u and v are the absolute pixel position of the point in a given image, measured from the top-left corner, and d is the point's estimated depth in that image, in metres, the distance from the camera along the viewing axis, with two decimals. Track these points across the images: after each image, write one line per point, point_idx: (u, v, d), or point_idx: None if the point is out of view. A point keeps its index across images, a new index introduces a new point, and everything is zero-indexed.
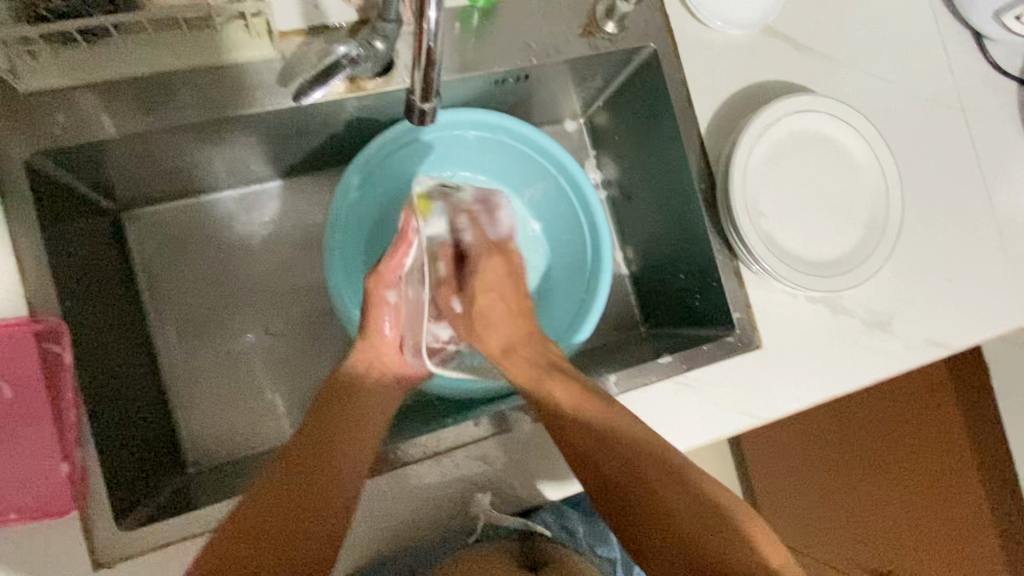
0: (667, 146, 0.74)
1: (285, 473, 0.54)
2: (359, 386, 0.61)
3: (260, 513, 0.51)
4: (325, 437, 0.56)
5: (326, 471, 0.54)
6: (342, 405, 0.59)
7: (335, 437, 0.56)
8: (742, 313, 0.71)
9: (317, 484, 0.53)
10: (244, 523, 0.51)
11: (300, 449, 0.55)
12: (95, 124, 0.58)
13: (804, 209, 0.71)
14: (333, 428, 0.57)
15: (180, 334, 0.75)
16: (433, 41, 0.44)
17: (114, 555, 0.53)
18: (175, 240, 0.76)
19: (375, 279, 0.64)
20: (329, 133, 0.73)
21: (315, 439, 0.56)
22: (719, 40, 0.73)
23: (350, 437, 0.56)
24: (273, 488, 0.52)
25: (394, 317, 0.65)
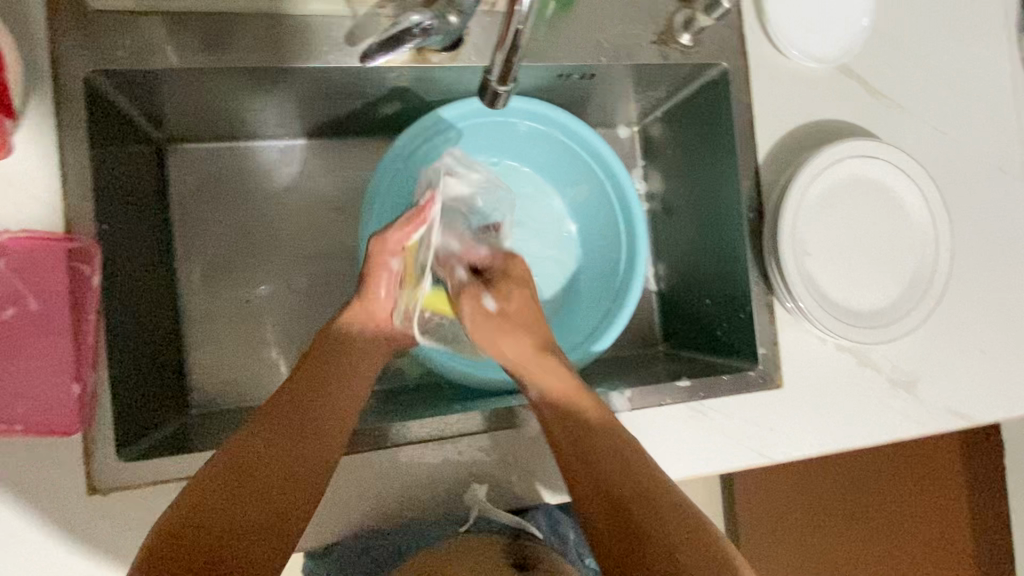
0: (720, 168, 0.73)
1: (270, 422, 0.51)
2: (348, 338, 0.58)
3: (235, 467, 0.48)
4: (310, 395, 0.54)
5: (312, 442, 0.51)
6: (324, 363, 0.56)
7: (319, 388, 0.54)
8: (768, 349, 0.69)
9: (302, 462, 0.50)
10: (214, 478, 0.47)
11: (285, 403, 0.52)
12: (158, 52, 0.57)
13: (850, 256, 0.69)
14: (321, 387, 0.54)
15: (205, 275, 0.75)
16: (521, 30, 0.45)
17: (111, 483, 0.53)
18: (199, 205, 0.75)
19: (378, 245, 0.59)
20: (386, 99, 0.72)
21: (297, 394, 0.53)
22: (791, 70, 0.71)
23: (339, 378, 0.55)
24: (244, 447, 0.49)
25: (393, 283, 0.60)
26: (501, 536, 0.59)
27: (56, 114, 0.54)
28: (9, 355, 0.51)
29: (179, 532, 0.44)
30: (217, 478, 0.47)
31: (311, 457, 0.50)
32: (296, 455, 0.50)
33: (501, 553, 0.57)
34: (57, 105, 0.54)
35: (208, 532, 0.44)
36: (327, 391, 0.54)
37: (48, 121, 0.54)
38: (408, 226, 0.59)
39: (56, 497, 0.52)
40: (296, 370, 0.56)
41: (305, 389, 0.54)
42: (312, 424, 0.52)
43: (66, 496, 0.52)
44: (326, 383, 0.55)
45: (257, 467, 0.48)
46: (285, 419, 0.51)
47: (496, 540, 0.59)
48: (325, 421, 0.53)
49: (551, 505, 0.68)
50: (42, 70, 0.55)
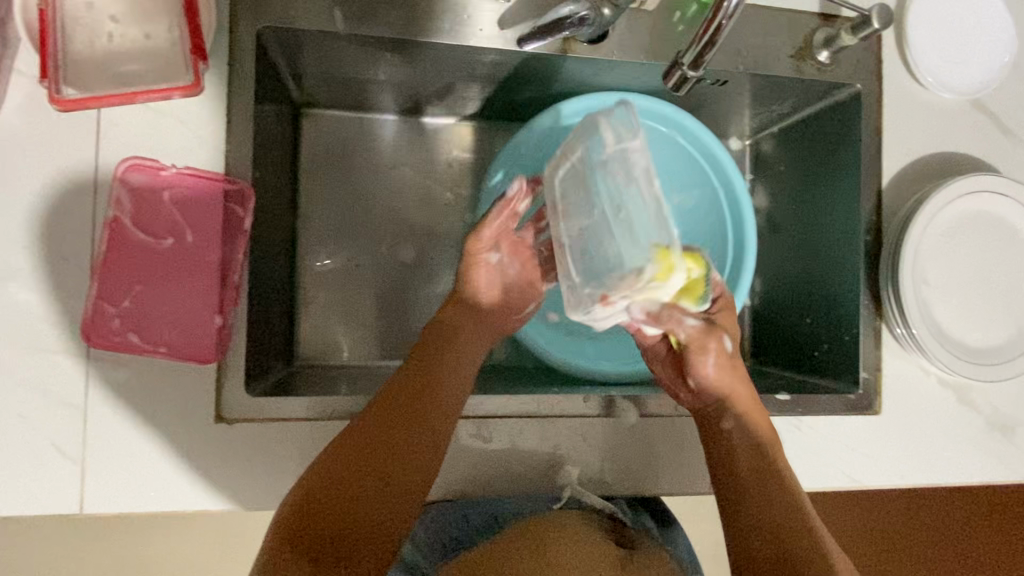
0: (838, 189, 0.73)
1: (396, 392, 0.56)
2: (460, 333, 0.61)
3: (361, 450, 0.53)
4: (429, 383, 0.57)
5: (427, 419, 0.55)
6: (447, 340, 0.60)
7: (438, 379, 0.57)
8: (870, 374, 0.69)
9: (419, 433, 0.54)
10: (345, 456, 0.52)
11: (406, 391, 0.56)
12: (326, 16, 0.60)
13: (966, 292, 0.68)
14: (443, 364, 0.58)
15: (320, 235, 0.78)
16: (726, 19, 0.51)
17: (236, 415, 0.56)
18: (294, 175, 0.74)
19: (473, 241, 0.60)
20: (517, 86, 0.74)
21: (422, 364, 0.58)
22: (925, 100, 0.71)
23: (456, 367, 0.58)
24: (367, 430, 0.54)
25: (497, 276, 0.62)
26: (597, 517, 0.62)
27: (230, 64, 0.58)
28: (161, 282, 0.55)
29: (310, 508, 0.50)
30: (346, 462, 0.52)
31: (425, 448, 0.54)
32: (412, 445, 0.54)
33: (602, 531, 0.59)
34: (232, 55, 0.58)
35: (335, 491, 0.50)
36: (445, 368, 0.58)
37: (223, 69, 0.58)
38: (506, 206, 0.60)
39: (185, 421, 0.55)
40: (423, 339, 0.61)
41: (426, 376, 0.57)
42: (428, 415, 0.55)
43: (195, 421, 0.55)
44: (443, 372, 0.58)
45: (378, 455, 0.53)
46: (401, 409, 0.55)
47: (593, 518, 0.61)
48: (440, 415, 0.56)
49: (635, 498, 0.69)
50: (224, 21, 0.58)
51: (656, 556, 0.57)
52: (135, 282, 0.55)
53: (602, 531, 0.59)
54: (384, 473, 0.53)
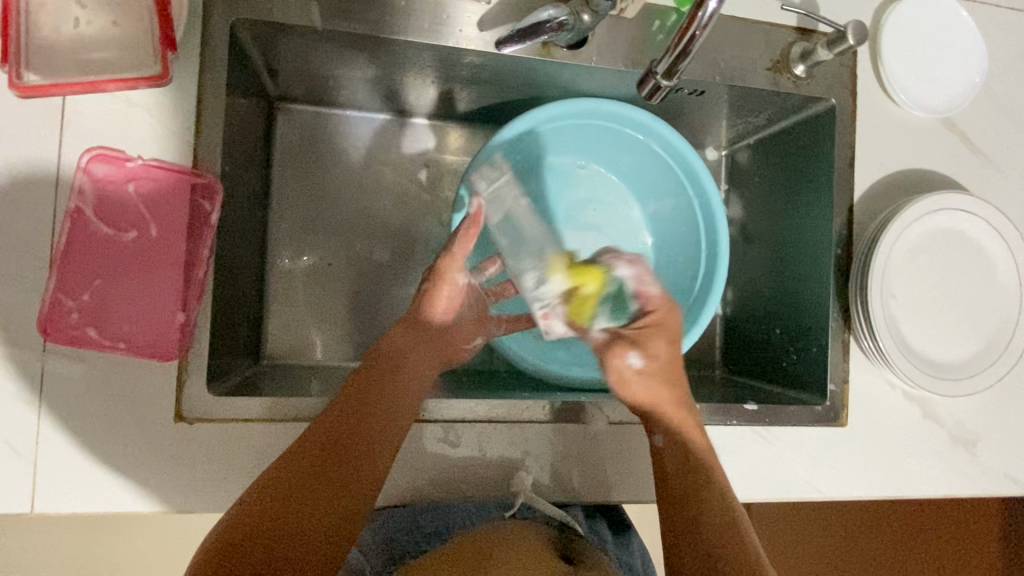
0: (811, 202, 0.74)
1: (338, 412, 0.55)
2: (403, 363, 0.61)
3: (297, 475, 0.51)
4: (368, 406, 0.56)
5: (375, 434, 0.55)
6: (386, 376, 0.59)
7: (378, 403, 0.57)
8: (837, 386, 0.69)
9: (365, 451, 0.54)
10: (277, 484, 0.50)
11: (343, 415, 0.55)
12: (303, 11, 0.59)
13: (932, 307, 0.69)
14: (381, 390, 0.58)
15: (292, 232, 0.77)
16: (700, 30, 0.51)
17: (197, 414, 0.54)
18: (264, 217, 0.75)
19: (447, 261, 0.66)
20: (496, 88, 0.73)
21: (362, 392, 0.57)
22: (898, 116, 0.72)
23: (396, 391, 0.58)
24: (303, 454, 0.52)
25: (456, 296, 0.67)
26: (544, 530, 0.59)
27: (202, 55, 0.57)
28: (122, 276, 0.54)
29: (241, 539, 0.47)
30: (282, 488, 0.50)
31: (366, 470, 0.53)
32: (350, 468, 0.53)
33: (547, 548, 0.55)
34: (205, 47, 0.57)
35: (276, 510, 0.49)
36: (386, 393, 0.58)
37: (194, 60, 0.56)
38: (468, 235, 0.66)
39: (143, 418, 0.53)
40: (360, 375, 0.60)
41: (364, 400, 0.57)
42: (366, 437, 0.54)
43: (153, 419, 0.54)
44: (382, 395, 0.57)
45: (316, 478, 0.51)
46: (339, 433, 0.54)
47: (539, 532, 0.58)
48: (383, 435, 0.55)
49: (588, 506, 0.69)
50: (195, 12, 0.57)
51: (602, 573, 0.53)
52: (94, 278, 0.53)
53: (546, 544, 0.56)
54: (322, 497, 0.51)
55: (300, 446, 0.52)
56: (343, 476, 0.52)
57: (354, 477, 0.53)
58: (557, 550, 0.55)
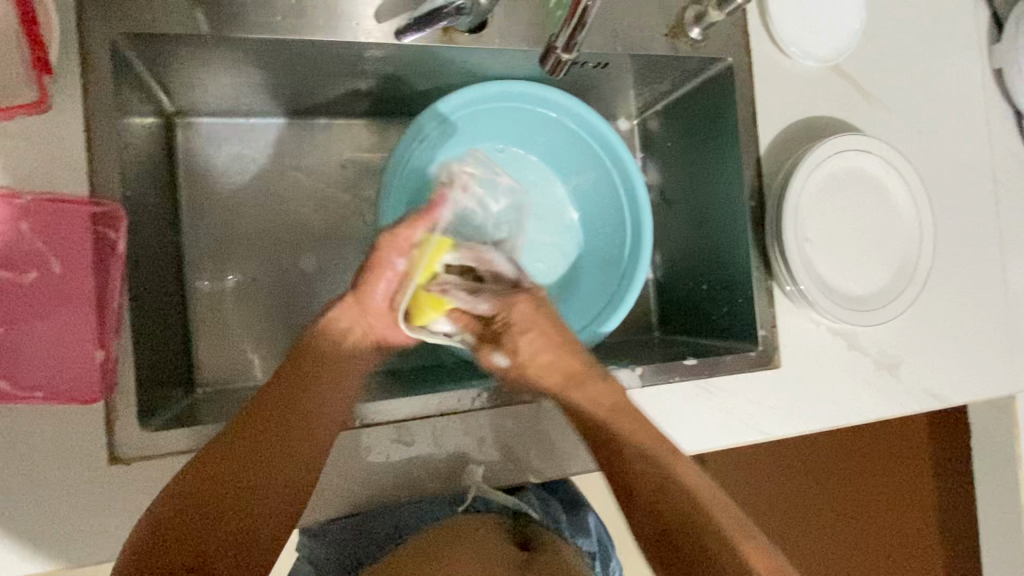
0: (721, 159, 0.76)
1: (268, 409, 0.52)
2: (336, 346, 0.56)
3: (210, 490, 0.47)
4: (297, 397, 0.53)
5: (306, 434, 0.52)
6: (315, 359, 0.55)
7: (310, 391, 0.54)
8: (767, 331, 0.73)
9: (288, 449, 0.51)
10: (190, 500, 0.47)
11: (261, 422, 0.51)
12: (187, 18, 0.56)
13: (843, 244, 0.73)
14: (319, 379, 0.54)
15: (211, 251, 0.74)
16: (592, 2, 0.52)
17: (132, 453, 0.52)
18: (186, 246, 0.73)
19: (387, 240, 0.53)
20: (404, 80, 0.73)
21: (298, 388, 0.53)
22: (789, 68, 0.75)
23: (323, 395, 0.54)
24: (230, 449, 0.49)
25: (396, 284, 0.55)
26: (498, 520, 0.61)
27: (82, 77, 0.53)
28: (31, 320, 0.51)
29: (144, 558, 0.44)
30: (189, 500, 0.47)
31: (297, 458, 0.51)
32: (274, 464, 0.50)
33: (504, 536, 0.58)
34: (84, 67, 0.53)
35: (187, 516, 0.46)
36: (324, 378, 0.55)
37: (76, 83, 0.53)
38: (418, 221, 0.54)
39: (75, 463, 0.51)
40: (292, 359, 0.55)
41: (292, 397, 0.53)
42: (294, 430, 0.52)
43: (89, 464, 0.51)
44: (311, 385, 0.54)
45: (226, 484, 0.48)
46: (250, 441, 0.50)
47: (494, 523, 0.60)
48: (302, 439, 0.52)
49: (541, 487, 0.71)
50: (67, 33, 0.54)
51: (559, 555, 0.56)
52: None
53: (505, 538, 0.57)
54: (249, 490, 0.49)
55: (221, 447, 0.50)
56: (271, 470, 0.50)
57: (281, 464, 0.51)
58: (515, 541, 0.58)
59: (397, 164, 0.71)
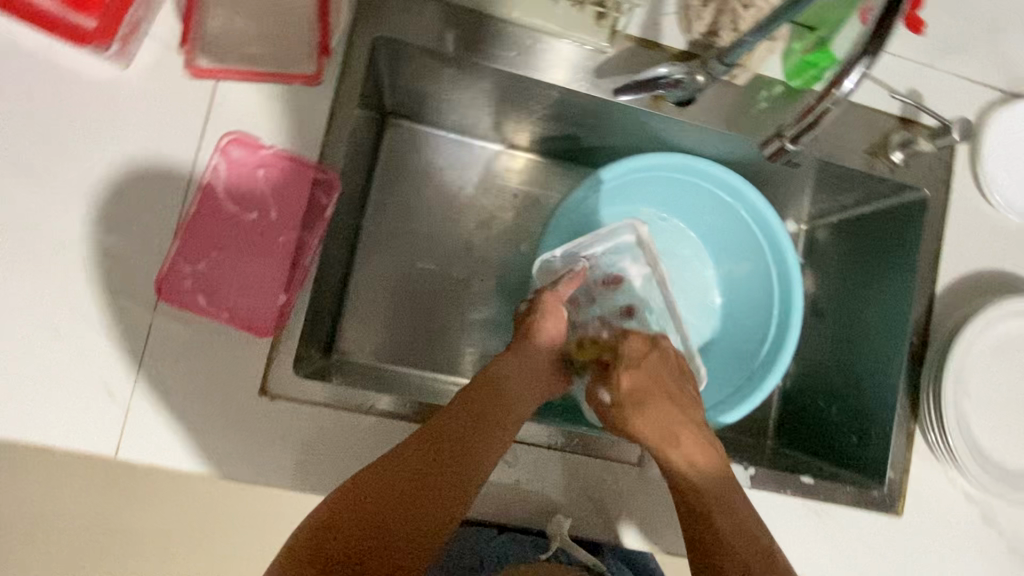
0: (891, 287, 0.74)
1: (441, 430, 0.55)
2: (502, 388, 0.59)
3: (381, 492, 0.51)
4: (470, 428, 0.55)
5: (470, 463, 0.54)
6: (502, 391, 0.58)
7: (480, 425, 0.56)
8: (897, 475, 0.68)
9: (454, 472, 0.53)
10: (362, 498, 0.50)
11: (427, 438, 0.54)
12: (439, 36, 0.64)
13: (1004, 410, 0.68)
14: (491, 415, 0.56)
15: (382, 239, 0.80)
16: (813, 115, 0.50)
17: (281, 390, 0.57)
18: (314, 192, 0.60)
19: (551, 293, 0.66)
20: (598, 134, 0.77)
21: (473, 415, 0.56)
22: (987, 216, 0.72)
23: (495, 433, 0.56)
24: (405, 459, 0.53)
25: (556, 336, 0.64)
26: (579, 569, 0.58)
27: (341, 64, 0.61)
28: (240, 253, 0.58)
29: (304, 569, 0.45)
30: (361, 497, 0.50)
31: (459, 485, 0.53)
32: (443, 482, 0.53)
33: None
34: (346, 56, 0.61)
35: (358, 513, 0.50)
36: (499, 414, 0.57)
37: (335, 67, 0.61)
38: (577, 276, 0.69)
39: (227, 387, 0.56)
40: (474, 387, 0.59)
41: (468, 424, 0.55)
42: (462, 454, 0.54)
43: (240, 391, 0.56)
44: (489, 420, 0.56)
45: (397, 491, 0.51)
46: (402, 482, 0.52)
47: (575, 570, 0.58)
48: (449, 490, 0.53)
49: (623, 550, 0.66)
50: (347, 24, 0.62)
51: None
52: (213, 249, 0.57)
53: None
54: (415, 500, 0.51)
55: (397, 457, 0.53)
56: (439, 486, 0.52)
57: (444, 487, 0.53)
58: None
59: (571, 201, 0.75)
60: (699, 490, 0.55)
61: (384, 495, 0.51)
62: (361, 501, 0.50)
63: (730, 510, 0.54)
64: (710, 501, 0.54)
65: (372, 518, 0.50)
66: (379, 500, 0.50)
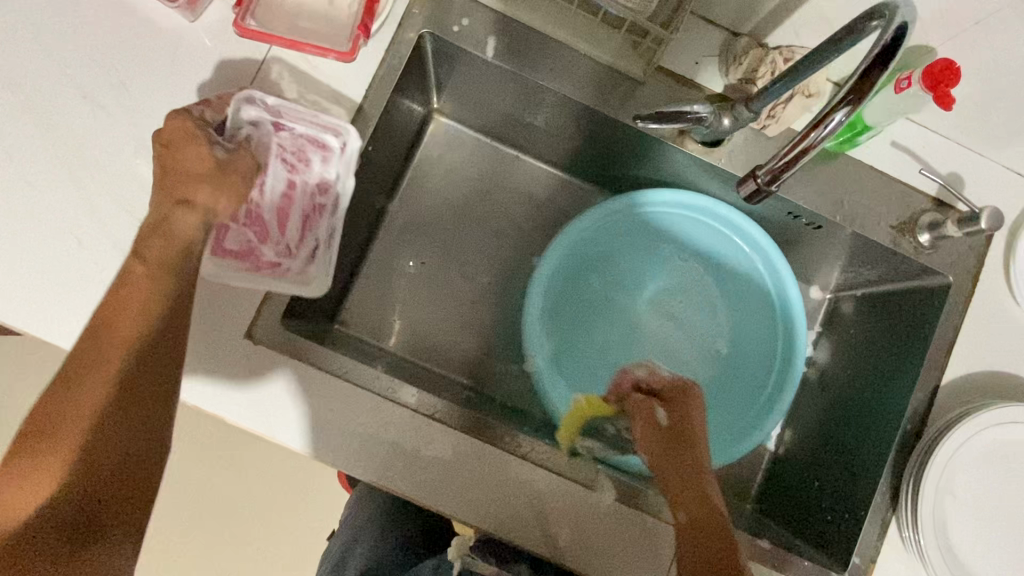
0: (899, 370, 0.71)
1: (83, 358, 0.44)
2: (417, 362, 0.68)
3: (78, 473, 0.43)
4: (121, 349, 0.45)
5: (123, 395, 0.45)
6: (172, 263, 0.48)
7: (141, 342, 0.46)
8: (863, 562, 0.65)
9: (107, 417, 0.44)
10: (45, 487, 0.41)
11: (78, 398, 0.43)
12: (482, 40, 0.67)
13: (989, 521, 0.64)
14: (150, 328, 0.47)
15: (403, 225, 0.83)
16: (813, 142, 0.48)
17: (263, 337, 0.59)
18: (190, 123, 0.53)
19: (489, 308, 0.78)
20: (630, 161, 0.78)
21: (119, 325, 0.46)
22: (1013, 317, 0.69)
23: (161, 363, 0.47)
24: (99, 436, 0.44)
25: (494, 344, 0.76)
26: None
27: (387, 50, 0.65)
28: None
29: (13, 506, 0.41)
30: (49, 484, 0.42)
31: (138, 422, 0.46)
32: (111, 433, 0.44)
33: None
34: (393, 44, 0.65)
35: (41, 513, 0.41)
36: (160, 309, 0.47)
37: (381, 52, 0.65)
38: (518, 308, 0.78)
39: (212, 323, 0.59)
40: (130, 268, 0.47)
41: (114, 341, 0.45)
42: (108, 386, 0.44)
43: (223, 330, 0.59)
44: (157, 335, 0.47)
45: (96, 471, 0.44)
46: (100, 469, 0.44)
47: None
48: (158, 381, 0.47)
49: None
50: (399, 15, 0.66)
51: None
52: None
53: None
54: (112, 476, 0.44)
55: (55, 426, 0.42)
56: (117, 434, 0.45)
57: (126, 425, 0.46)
58: None
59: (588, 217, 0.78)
60: (690, 519, 0.58)
61: (73, 475, 0.43)
62: (47, 489, 0.42)
63: (723, 546, 0.56)
64: (708, 524, 0.57)
65: (63, 516, 0.42)
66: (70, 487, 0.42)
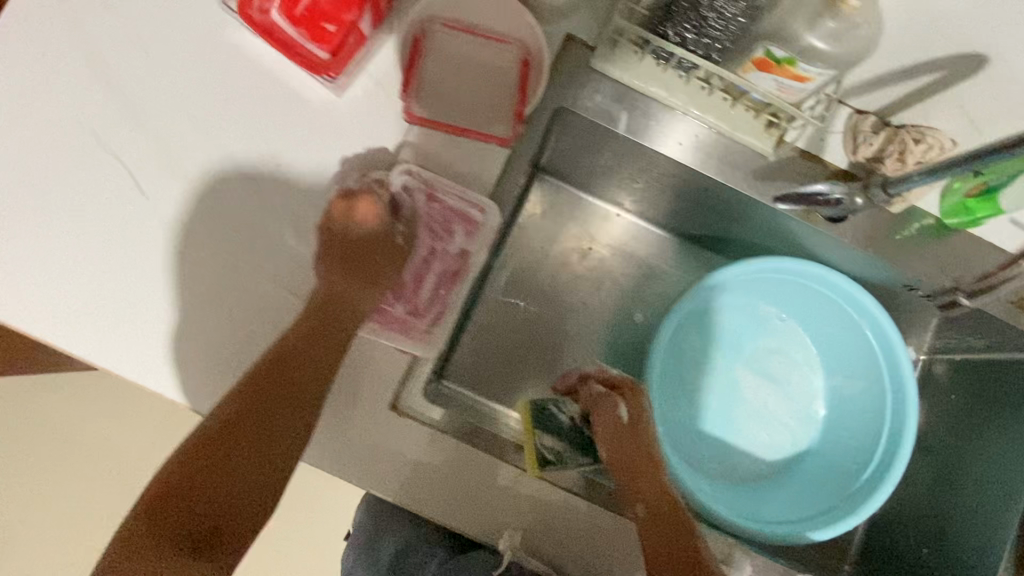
0: (1012, 444, 0.72)
1: (224, 421, 0.56)
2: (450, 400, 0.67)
3: (190, 498, 0.55)
4: (250, 410, 0.56)
5: (244, 446, 0.56)
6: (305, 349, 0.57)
7: (265, 404, 0.56)
8: None
9: (232, 465, 0.56)
10: (170, 503, 0.55)
11: (202, 446, 0.55)
12: (614, 114, 0.67)
13: None
14: (274, 394, 0.56)
15: (509, 282, 0.85)
16: None
17: (411, 410, 0.63)
18: (372, 195, 0.60)
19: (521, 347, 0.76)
20: (742, 228, 0.79)
21: (247, 394, 0.56)
22: None
23: (279, 424, 0.56)
24: (204, 469, 0.56)
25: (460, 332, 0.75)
26: None
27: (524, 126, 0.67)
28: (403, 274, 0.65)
29: (149, 531, 0.54)
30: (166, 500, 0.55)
31: (254, 472, 0.57)
32: (229, 477, 0.56)
33: None
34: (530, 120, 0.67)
35: (167, 522, 0.54)
36: (292, 383, 0.57)
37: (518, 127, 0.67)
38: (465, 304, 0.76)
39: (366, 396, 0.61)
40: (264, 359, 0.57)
41: (244, 404, 0.56)
42: (235, 444, 0.56)
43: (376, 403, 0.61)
44: (281, 399, 0.56)
45: (204, 490, 0.55)
46: (205, 502, 0.55)
47: None
48: (266, 445, 0.56)
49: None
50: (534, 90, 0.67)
51: None
52: None
53: None
54: (215, 500, 0.56)
55: (179, 462, 0.55)
56: (232, 475, 0.56)
57: (242, 471, 0.56)
58: None
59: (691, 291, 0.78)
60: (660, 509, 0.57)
61: (193, 497, 0.55)
62: (176, 507, 0.55)
63: (674, 516, 0.56)
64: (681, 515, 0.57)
65: (193, 524, 0.55)
66: (194, 504, 0.55)
